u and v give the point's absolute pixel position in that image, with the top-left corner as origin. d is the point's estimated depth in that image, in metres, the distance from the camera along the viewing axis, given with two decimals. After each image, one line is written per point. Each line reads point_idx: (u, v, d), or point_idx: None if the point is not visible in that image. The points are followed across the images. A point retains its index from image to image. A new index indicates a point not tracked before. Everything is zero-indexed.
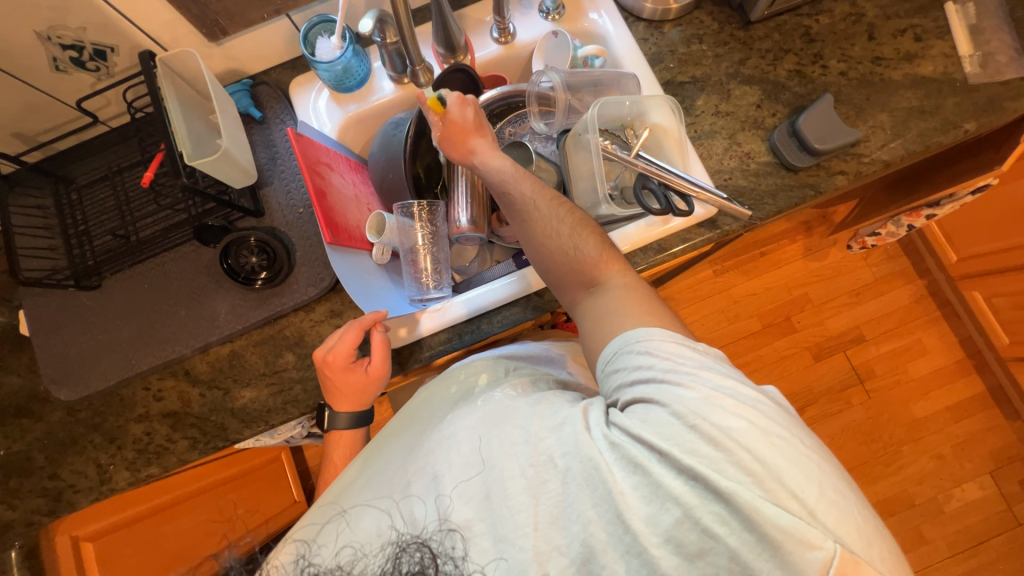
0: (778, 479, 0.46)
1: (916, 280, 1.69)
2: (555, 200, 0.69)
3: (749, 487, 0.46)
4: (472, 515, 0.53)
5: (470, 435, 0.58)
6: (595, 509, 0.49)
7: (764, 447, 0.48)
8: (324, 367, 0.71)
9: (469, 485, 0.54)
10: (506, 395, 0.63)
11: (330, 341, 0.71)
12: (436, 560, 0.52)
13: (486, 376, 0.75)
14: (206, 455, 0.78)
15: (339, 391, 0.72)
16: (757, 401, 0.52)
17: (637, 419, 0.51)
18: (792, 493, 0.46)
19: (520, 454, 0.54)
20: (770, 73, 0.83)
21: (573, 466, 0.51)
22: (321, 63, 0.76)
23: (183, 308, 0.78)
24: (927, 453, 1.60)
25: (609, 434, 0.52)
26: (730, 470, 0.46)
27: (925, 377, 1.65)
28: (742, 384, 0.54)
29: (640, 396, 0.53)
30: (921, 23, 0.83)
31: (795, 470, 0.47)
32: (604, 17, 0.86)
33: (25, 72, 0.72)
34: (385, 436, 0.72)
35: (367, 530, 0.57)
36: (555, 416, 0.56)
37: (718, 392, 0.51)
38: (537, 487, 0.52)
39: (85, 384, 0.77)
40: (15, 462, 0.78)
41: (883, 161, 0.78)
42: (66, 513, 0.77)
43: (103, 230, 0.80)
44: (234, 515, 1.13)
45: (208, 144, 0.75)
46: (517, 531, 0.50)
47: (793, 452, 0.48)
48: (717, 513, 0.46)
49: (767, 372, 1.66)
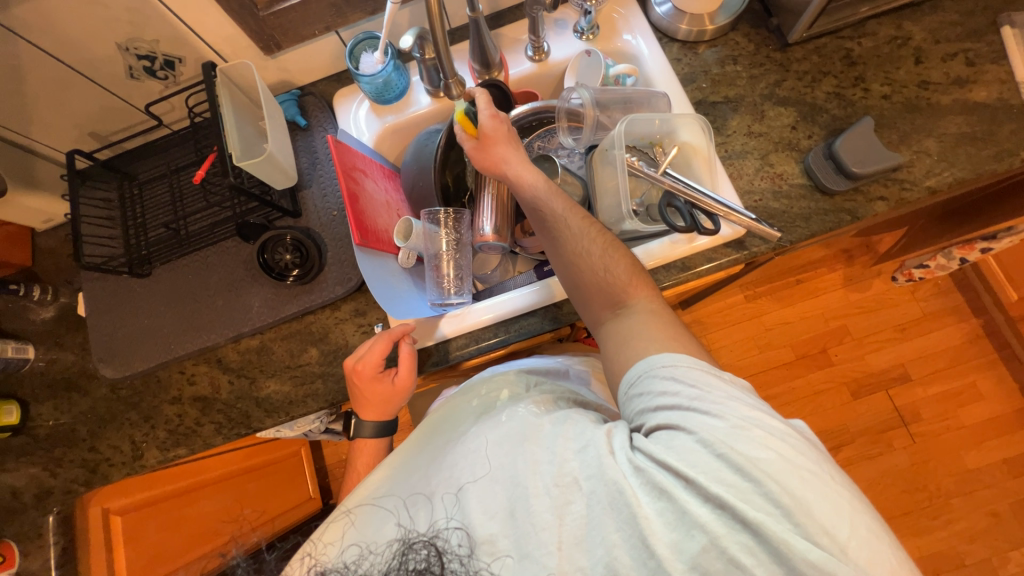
0: (808, 513, 0.45)
1: (971, 318, 1.57)
2: (587, 221, 0.70)
3: (779, 520, 0.45)
4: (497, 530, 0.53)
5: (495, 453, 0.57)
6: (619, 533, 0.49)
7: (794, 480, 0.46)
8: (353, 375, 0.73)
9: (494, 500, 0.54)
10: (530, 411, 0.63)
11: (359, 351, 0.74)
12: (443, 557, 0.53)
13: (507, 391, 0.75)
14: (229, 440, 0.82)
15: (364, 399, 0.74)
16: (786, 431, 0.50)
17: (662, 446, 0.51)
18: (823, 529, 0.44)
19: (544, 474, 0.53)
20: (807, 94, 0.82)
21: (597, 489, 0.51)
22: (363, 76, 0.81)
23: (221, 299, 0.83)
24: (981, 508, 1.46)
25: (634, 458, 0.51)
26: (758, 501, 0.46)
27: (979, 425, 1.52)
28: (769, 413, 0.52)
29: (665, 422, 0.52)
30: (974, 48, 0.80)
31: (826, 504, 0.45)
32: (638, 38, 0.87)
33: (104, 80, 0.80)
34: (410, 442, 0.73)
35: (374, 528, 0.58)
36: (580, 438, 0.55)
37: (747, 421, 0.50)
38: (562, 507, 0.51)
39: (129, 364, 0.82)
40: (61, 432, 0.84)
41: (928, 188, 0.75)
42: (100, 484, 0.82)
43: (158, 223, 0.87)
44: (240, 514, 1.13)
45: (256, 148, 0.81)
46: (540, 548, 0.50)
47: (824, 487, 0.46)
48: (744, 543, 0.45)
49: (799, 406, 1.57)
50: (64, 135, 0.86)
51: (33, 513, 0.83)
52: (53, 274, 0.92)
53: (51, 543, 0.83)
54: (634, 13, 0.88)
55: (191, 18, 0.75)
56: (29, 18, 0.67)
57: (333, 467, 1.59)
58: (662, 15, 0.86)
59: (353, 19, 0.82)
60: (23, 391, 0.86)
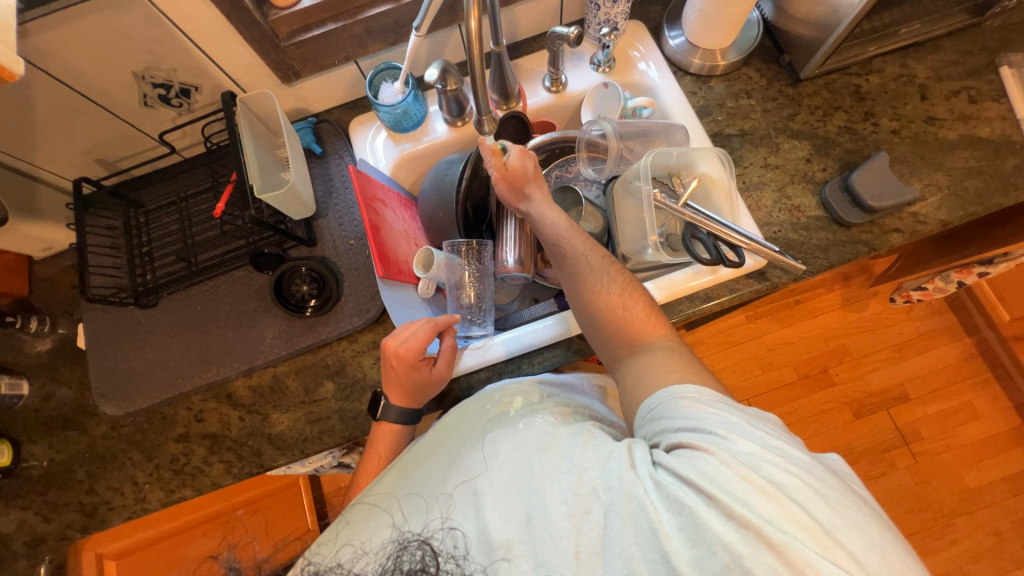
0: (834, 538, 0.44)
1: (964, 338, 1.61)
2: (607, 259, 0.69)
3: (805, 543, 0.44)
4: (513, 535, 0.52)
5: (512, 460, 0.56)
6: (638, 547, 0.48)
7: (819, 505, 0.46)
8: (392, 358, 0.70)
9: (511, 505, 0.53)
10: (547, 421, 0.61)
11: (401, 334, 0.71)
12: (437, 558, 0.55)
13: (521, 400, 0.69)
14: (239, 480, 0.78)
15: (395, 380, 0.71)
16: (811, 464, 0.49)
17: (685, 463, 0.49)
18: (849, 555, 0.44)
19: (562, 482, 0.52)
20: (819, 128, 0.84)
21: (615, 500, 0.50)
22: (383, 106, 0.80)
23: (232, 331, 0.81)
24: (983, 528, 1.47)
25: (656, 474, 0.49)
26: (785, 523, 0.44)
27: (977, 443, 1.54)
28: (792, 445, 0.51)
29: (687, 442, 0.51)
30: (975, 86, 0.83)
31: (852, 531, 0.45)
32: (652, 68, 0.89)
33: (117, 108, 0.78)
34: (418, 452, 0.67)
35: (368, 528, 0.59)
36: (599, 449, 0.54)
37: (769, 448, 0.49)
38: (580, 517, 0.51)
39: (132, 401, 0.79)
40: (55, 474, 0.79)
41: (940, 221, 0.77)
42: (98, 529, 0.77)
43: (166, 253, 0.84)
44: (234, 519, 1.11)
45: (274, 177, 0.80)
46: (558, 558, 0.50)
47: (851, 516, 0.46)
48: (769, 564, 0.43)
49: (803, 426, 1.58)
50: (70, 162, 0.84)
51: (22, 562, 0.77)
52: (51, 304, 0.88)
53: None
54: (650, 46, 0.90)
55: (211, 46, 0.74)
56: (45, 47, 0.65)
57: (332, 496, 1.52)
58: (676, 49, 0.88)
59: (374, 49, 0.82)
60: (14, 430, 0.81)
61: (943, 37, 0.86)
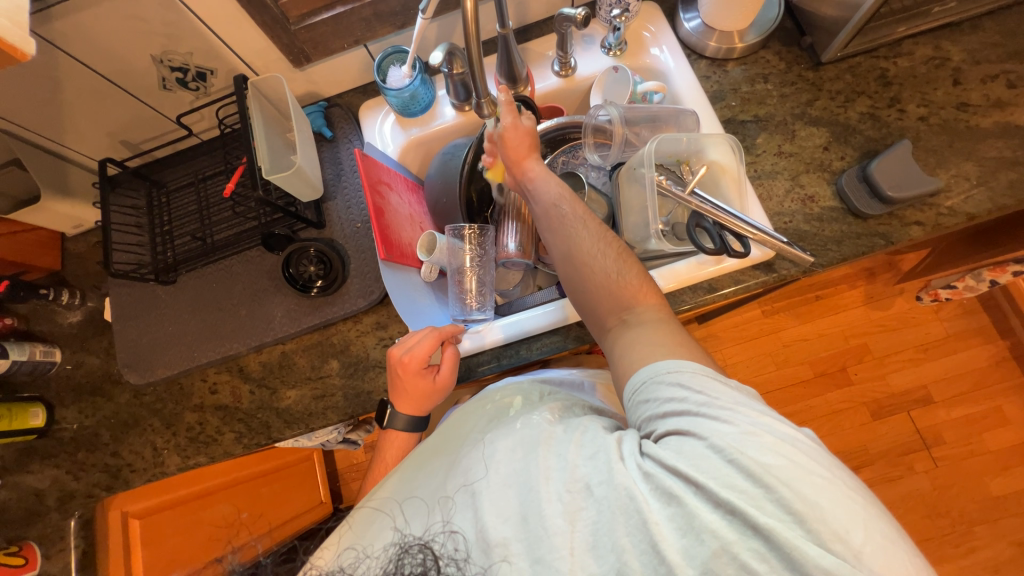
0: (821, 518, 0.43)
1: (997, 340, 1.53)
2: (602, 228, 0.68)
3: (790, 525, 0.43)
4: (510, 533, 0.51)
5: (509, 458, 0.56)
6: (630, 537, 0.47)
7: (805, 484, 0.44)
8: (398, 366, 0.71)
9: (508, 503, 0.53)
10: (544, 419, 0.61)
11: (406, 342, 0.73)
12: (438, 562, 0.54)
13: (521, 399, 0.71)
14: (249, 450, 0.82)
15: (403, 389, 0.73)
16: (795, 437, 0.48)
17: (672, 451, 0.49)
18: (835, 534, 0.43)
19: (555, 479, 0.52)
20: (840, 114, 0.80)
21: (607, 494, 0.49)
22: (391, 89, 0.81)
23: (244, 308, 0.84)
24: (1006, 537, 1.42)
25: (643, 464, 0.49)
26: (770, 507, 0.44)
27: (1004, 450, 1.47)
28: (777, 419, 0.50)
29: (675, 429, 0.51)
30: (1016, 69, 0.78)
31: (839, 510, 0.43)
32: (665, 52, 0.86)
33: (138, 91, 0.82)
34: (421, 455, 0.70)
35: (372, 533, 0.60)
36: (591, 444, 0.54)
37: (757, 427, 0.48)
38: (574, 513, 0.50)
39: (151, 371, 0.83)
40: (84, 436, 0.85)
41: (966, 214, 0.73)
42: (121, 489, 0.83)
43: (184, 232, 0.88)
44: (236, 519, 1.06)
45: (283, 160, 0.82)
46: (553, 553, 0.48)
47: (836, 492, 0.44)
48: (756, 550, 0.44)
49: (817, 425, 1.53)
50: (97, 143, 0.88)
51: (56, 515, 0.84)
52: (82, 278, 0.93)
53: (71, 547, 0.84)
54: (663, 29, 0.87)
55: (224, 31, 0.75)
56: (68, 31, 0.68)
57: (345, 472, 1.57)
58: (691, 31, 0.85)
59: (382, 33, 0.82)
60: (48, 394, 0.87)
61: (982, 17, 0.81)
